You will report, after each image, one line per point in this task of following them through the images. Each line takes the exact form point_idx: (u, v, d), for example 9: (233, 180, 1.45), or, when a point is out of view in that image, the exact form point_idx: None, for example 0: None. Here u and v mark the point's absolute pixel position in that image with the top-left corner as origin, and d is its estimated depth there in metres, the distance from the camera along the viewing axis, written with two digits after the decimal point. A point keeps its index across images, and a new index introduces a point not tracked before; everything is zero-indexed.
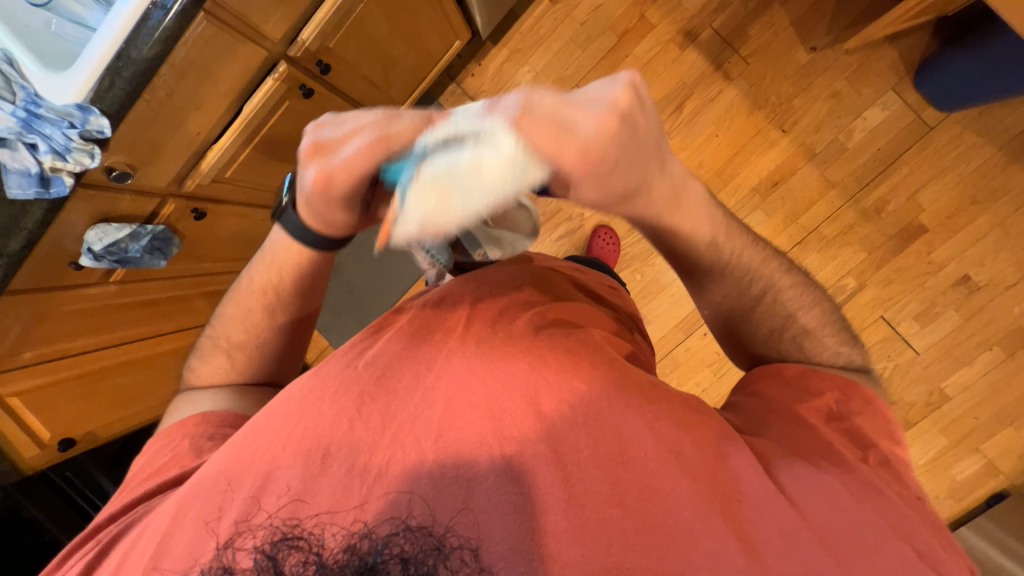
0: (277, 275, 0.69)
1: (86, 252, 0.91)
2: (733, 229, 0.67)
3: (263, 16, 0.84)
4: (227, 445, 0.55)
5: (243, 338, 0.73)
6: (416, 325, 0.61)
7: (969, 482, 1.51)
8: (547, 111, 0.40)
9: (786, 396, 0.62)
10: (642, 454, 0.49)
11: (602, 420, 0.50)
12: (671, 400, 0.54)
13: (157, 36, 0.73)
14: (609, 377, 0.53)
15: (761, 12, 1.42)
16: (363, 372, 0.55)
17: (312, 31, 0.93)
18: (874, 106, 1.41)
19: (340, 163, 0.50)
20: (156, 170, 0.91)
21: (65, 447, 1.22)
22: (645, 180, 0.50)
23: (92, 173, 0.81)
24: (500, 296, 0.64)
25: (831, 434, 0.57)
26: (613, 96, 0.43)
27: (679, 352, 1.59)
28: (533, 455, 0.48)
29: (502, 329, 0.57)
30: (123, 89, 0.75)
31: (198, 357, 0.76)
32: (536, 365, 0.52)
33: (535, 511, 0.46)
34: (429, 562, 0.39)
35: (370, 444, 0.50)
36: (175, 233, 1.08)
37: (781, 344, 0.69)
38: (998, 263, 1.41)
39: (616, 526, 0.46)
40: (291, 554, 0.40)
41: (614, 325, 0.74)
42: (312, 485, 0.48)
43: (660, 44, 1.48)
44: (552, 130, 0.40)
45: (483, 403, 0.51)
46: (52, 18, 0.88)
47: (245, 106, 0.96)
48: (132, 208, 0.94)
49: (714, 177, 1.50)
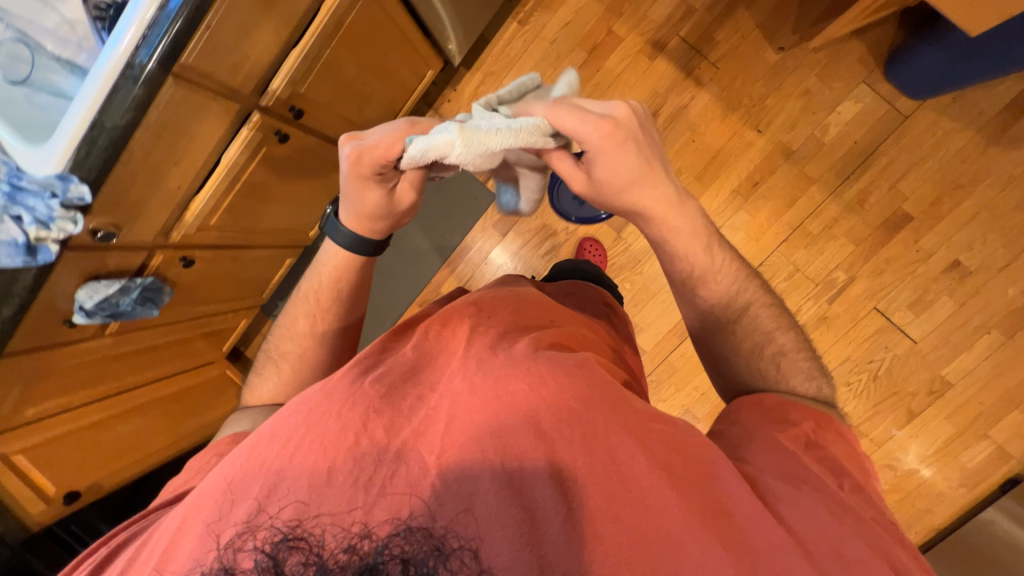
0: (330, 295, 0.84)
1: (79, 309, 0.94)
2: (722, 252, 0.81)
3: (231, 73, 0.87)
4: (229, 458, 0.55)
5: (298, 352, 0.85)
6: (416, 358, 0.62)
7: (980, 469, 1.48)
8: (567, 112, 0.65)
9: (765, 425, 0.64)
10: (635, 470, 0.49)
11: (597, 436, 0.50)
12: (660, 423, 0.54)
13: (129, 103, 0.76)
14: (606, 397, 0.53)
15: (727, 17, 1.44)
16: (370, 389, 0.56)
17: (282, 81, 0.96)
18: (847, 100, 1.42)
19: (377, 147, 0.69)
20: (141, 226, 0.94)
21: (70, 502, 1.19)
22: (625, 182, 0.69)
23: (78, 237, 0.83)
24: (500, 325, 0.65)
25: (811, 463, 0.59)
26: (614, 117, 0.66)
27: (675, 358, 1.59)
28: (534, 468, 0.48)
29: (502, 352, 0.58)
30: (100, 156, 0.77)
31: (254, 375, 0.88)
32: (536, 386, 0.53)
33: (536, 526, 0.45)
34: (431, 563, 0.37)
35: (377, 456, 0.49)
36: (166, 282, 1.11)
37: (761, 361, 0.79)
38: (987, 247, 1.40)
39: (612, 537, 0.46)
40: (291, 554, 0.38)
41: (600, 349, 0.73)
42: (320, 493, 0.46)
43: (630, 56, 1.50)
44: (563, 119, 0.65)
45: (484, 424, 0.51)
46: (30, 92, 0.89)
47: (223, 156, 1.00)
48: (121, 264, 0.97)
49: (694, 183, 1.51)
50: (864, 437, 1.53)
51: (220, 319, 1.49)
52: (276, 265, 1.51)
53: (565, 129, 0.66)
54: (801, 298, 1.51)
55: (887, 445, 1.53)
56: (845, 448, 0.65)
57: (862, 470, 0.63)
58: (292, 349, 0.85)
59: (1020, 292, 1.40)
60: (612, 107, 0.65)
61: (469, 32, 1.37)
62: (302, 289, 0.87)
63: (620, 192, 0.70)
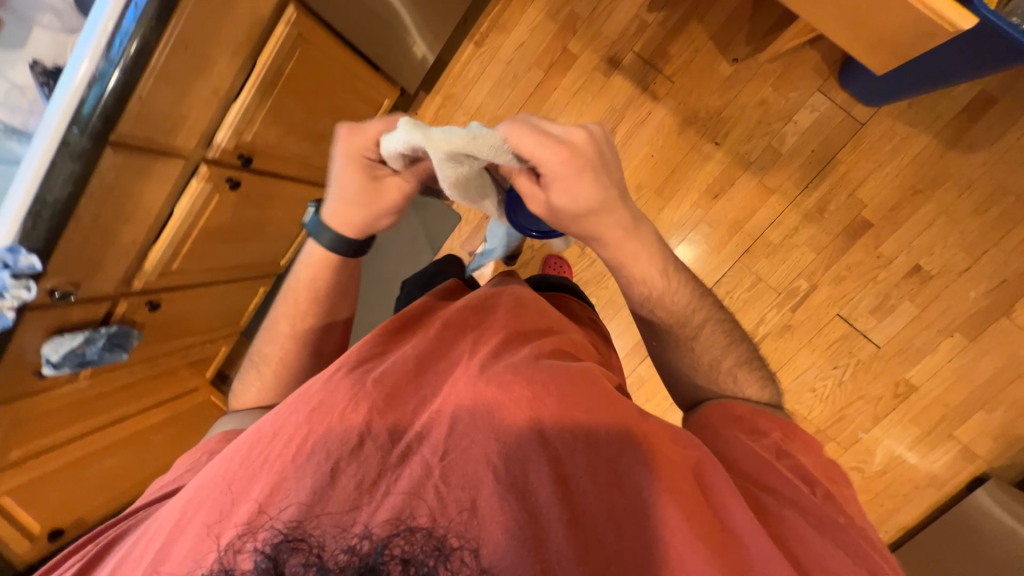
0: (312, 299, 0.85)
1: (46, 363, 0.99)
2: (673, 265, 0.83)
3: (172, 133, 0.91)
4: (228, 453, 0.56)
5: (282, 355, 0.86)
6: (421, 354, 0.63)
7: (946, 469, 1.50)
8: (529, 134, 0.63)
9: (738, 432, 0.66)
10: (636, 480, 0.51)
11: (599, 445, 0.53)
12: (659, 430, 0.56)
13: (65, 178, 0.79)
14: (606, 406, 0.56)
15: (680, 31, 1.44)
16: (372, 389, 0.56)
17: (226, 133, 1.00)
18: (803, 109, 1.42)
19: (370, 131, 0.72)
20: (99, 280, 0.99)
21: (55, 538, 1.25)
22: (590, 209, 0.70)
23: (35, 300, 0.87)
24: (501, 333, 0.66)
25: (784, 470, 0.61)
26: (576, 138, 0.66)
27: (643, 370, 1.62)
28: (538, 474, 0.50)
29: (504, 360, 0.60)
30: (46, 228, 0.81)
31: (240, 378, 0.90)
32: (538, 395, 0.54)
33: (539, 531, 0.47)
34: (430, 563, 0.41)
35: (382, 460, 0.51)
36: (134, 326, 1.16)
37: (718, 378, 0.79)
38: (947, 251, 1.40)
39: (609, 540, 0.48)
40: (292, 555, 0.42)
41: (589, 353, 0.75)
42: (325, 496, 0.48)
43: (586, 73, 1.51)
44: (526, 142, 0.63)
45: (484, 432, 0.52)
46: None
47: (176, 208, 1.04)
48: (84, 316, 1.02)
49: (654, 198, 1.52)
50: (832, 440, 1.56)
51: (199, 349, 1.54)
52: (249, 294, 1.55)
53: (530, 152, 0.64)
54: (765, 307, 1.52)
55: (853, 448, 1.55)
56: (812, 459, 0.66)
57: (831, 480, 0.64)
58: (277, 351, 0.86)
59: (982, 295, 1.41)
60: (568, 130, 0.66)
61: (419, 60, 1.38)
62: (284, 292, 0.87)
63: (581, 218, 0.71)
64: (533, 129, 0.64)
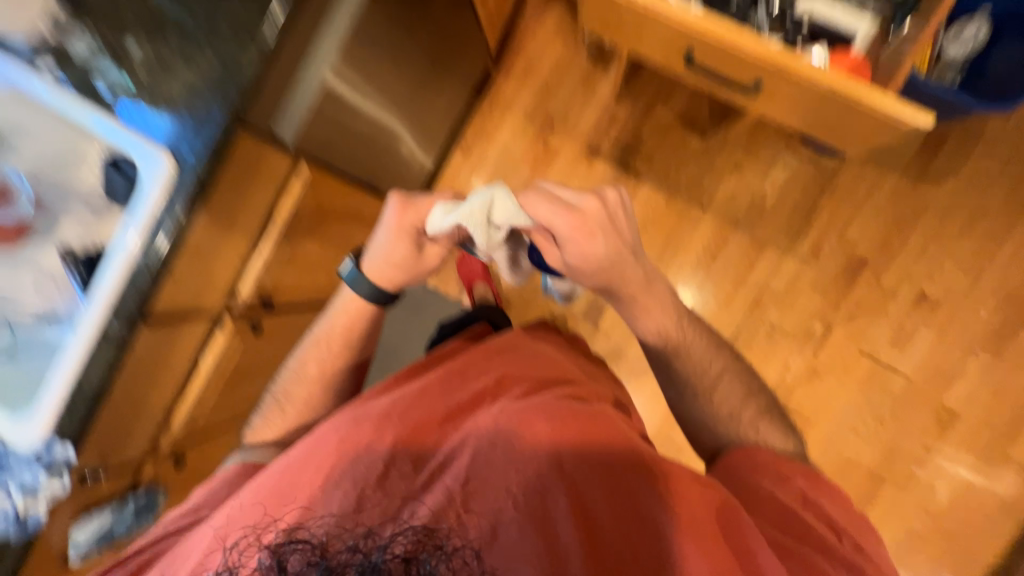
0: (344, 335, 0.90)
1: (73, 550, 0.95)
2: (688, 333, 0.85)
3: (198, 296, 0.94)
4: (270, 473, 0.65)
5: (304, 391, 0.88)
6: (453, 391, 0.72)
7: (1015, 496, 1.43)
8: (541, 200, 0.74)
9: (758, 477, 0.69)
10: (644, 506, 0.59)
11: (607, 471, 0.62)
12: (666, 463, 0.65)
13: (104, 365, 0.82)
14: (613, 436, 0.66)
15: (649, 116, 1.57)
16: (407, 424, 0.66)
17: (248, 284, 1.02)
18: (776, 167, 1.52)
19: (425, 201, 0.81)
20: (127, 449, 0.97)
21: None
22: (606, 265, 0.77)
23: (68, 489, 0.88)
24: (527, 377, 0.73)
25: (805, 513, 0.65)
26: (587, 202, 0.75)
27: (680, 436, 1.58)
28: (555, 495, 0.59)
29: (525, 399, 0.68)
30: (84, 415, 0.83)
31: (259, 416, 0.88)
32: (556, 427, 0.64)
33: (557, 549, 0.55)
34: (430, 562, 0.45)
35: (414, 490, 0.59)
36: (162, 484, 1.10)
37: (738, 427, 0.79)
38: (946, 275, 1.45)
39: (611, 555, 0.56)
40: (297, 556, 0.46)
41: (608, 389, 0.82)
42: (350, 518, 0.55)
43: (570, 163, 1.62)
44: (540, 206, 0.74)
45: (508, 462, 0.61)
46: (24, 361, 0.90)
47: (201, 362, 1.04)
48: (110, 489, 0.99)
49: (655, 265, 1.58)
50: (890, 482, 1.49)
51: None
52: None
53: (542, 215, 0.75)
54: (786, 354, 1.52)
55: (914, 487, 1.48)
56: (837, 506, 0.68)
57: (852, 524, 0.67)
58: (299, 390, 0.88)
59: (992, 312, 1.43)
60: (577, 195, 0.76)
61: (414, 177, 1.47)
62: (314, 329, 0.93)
63: (598, 273, 0.78)
64: (547, 196, 0.75)
